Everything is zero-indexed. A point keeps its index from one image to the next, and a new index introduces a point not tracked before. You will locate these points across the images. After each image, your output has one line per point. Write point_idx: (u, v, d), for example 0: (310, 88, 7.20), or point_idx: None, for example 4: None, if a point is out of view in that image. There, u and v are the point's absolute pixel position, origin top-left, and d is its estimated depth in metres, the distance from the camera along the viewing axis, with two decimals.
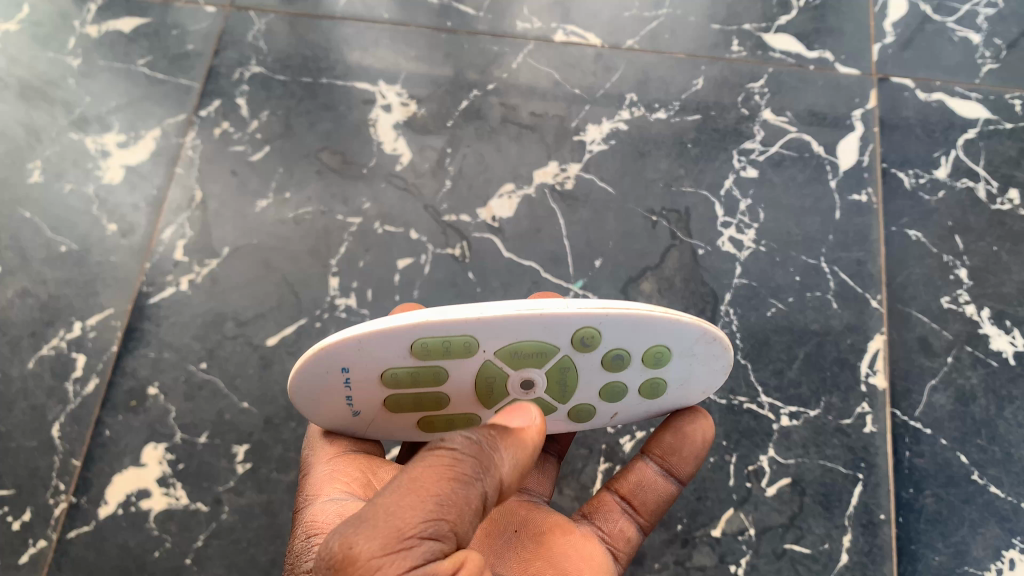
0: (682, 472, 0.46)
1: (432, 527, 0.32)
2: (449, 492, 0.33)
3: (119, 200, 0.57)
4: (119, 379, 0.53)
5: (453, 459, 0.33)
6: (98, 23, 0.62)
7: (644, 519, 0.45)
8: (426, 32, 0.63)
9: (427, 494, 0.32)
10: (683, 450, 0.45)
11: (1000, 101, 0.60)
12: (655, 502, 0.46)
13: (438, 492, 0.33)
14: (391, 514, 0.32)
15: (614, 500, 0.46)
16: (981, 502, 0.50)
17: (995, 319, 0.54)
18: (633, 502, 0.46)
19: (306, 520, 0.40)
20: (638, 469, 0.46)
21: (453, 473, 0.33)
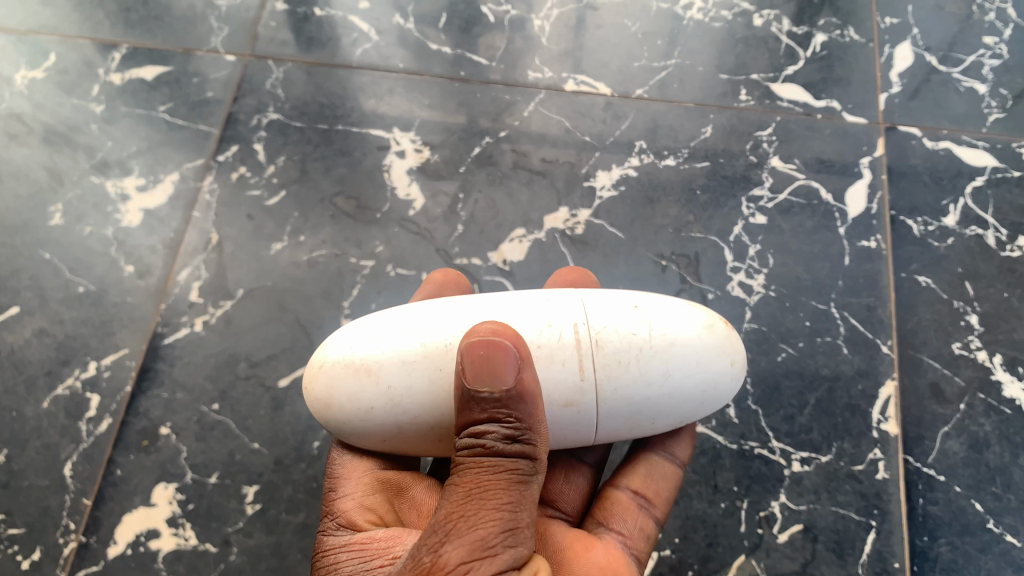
0: (684, 455, 0.46)
1: (508, 533, 0.34)
2: (516, 496, 0.35)
3: (137, 242, 0.58)
4: (131, 419, 0.53)
5: (510, 465, 0.35)
6: (121, 71, 0.64)
7: (659, 510, 0.45)
8: (440, 81, 0.64)
9: (498, 502, 0.34)
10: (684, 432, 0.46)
11: (1007, 150, 0.61)
12: (666, 491, 0.46)
13: (504, 498, 0.35)
14: (469, 525, 0.34)
15: (629, 499, 0.45)
16: (996, 552, 0.49)
17: (1008, 365, 0.54)
18: (647, 495, 0.45)
19: (354, 543, 0.40)
20: (644, 461, 0.46)
21: (515, 476, 0.35)
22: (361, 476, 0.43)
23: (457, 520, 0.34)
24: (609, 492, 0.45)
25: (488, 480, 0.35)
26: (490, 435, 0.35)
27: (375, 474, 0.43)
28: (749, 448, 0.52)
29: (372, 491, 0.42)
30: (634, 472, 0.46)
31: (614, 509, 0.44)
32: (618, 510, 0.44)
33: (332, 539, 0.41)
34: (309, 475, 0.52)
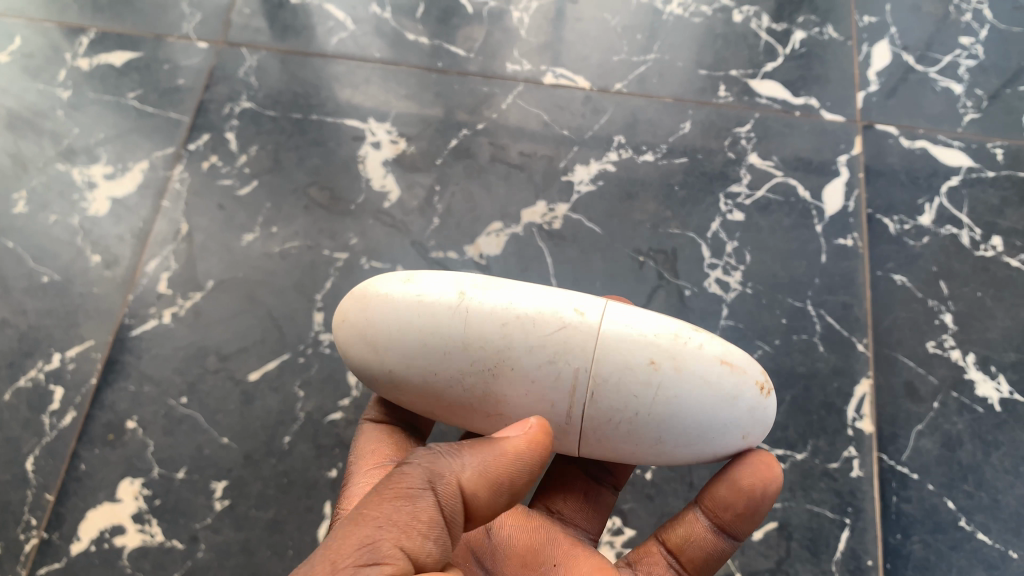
0: (735, 529, 0.43)
1: (367, 550, 0.32)
2: (392, 513, 0.33)
3: (104, 232, 0.57)
4: (97, 412, 0.52)
5: (401, 481, 0.34)
6: (89, 56, 0.63)
7: (692, 574, 0.43)
8: (416, 71, 0.63)
9: (364, 518, 0.33)
10: (736, 505, 0.42)
11: (982, 150, 0.61)
12: (706, 562, 0.43)
13: (382, 513, 0.33)
14: (334, 540, 0.32)
15: (660, 552, 0.44)
16: (968, 549, 0.50)
17: (981, 364, 0.54)
18: (681, 558, 0.43)
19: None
20: (687, 519, 0.43)
21: (397, 492, 0.34)
22: (368, 469, 0.43)
23: (328, 533, 0.33)
24: (651, 543, 0.45)
25: (376, 494, 0.34)
26: (411, 456, 0.36)
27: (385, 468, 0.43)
28: None
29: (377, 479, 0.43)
30: (679, 534, 0.43)
31: (645, 557, 0.44)
32: (648, 560, 0.44)
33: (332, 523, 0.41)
34: (279, 471, 0.51)
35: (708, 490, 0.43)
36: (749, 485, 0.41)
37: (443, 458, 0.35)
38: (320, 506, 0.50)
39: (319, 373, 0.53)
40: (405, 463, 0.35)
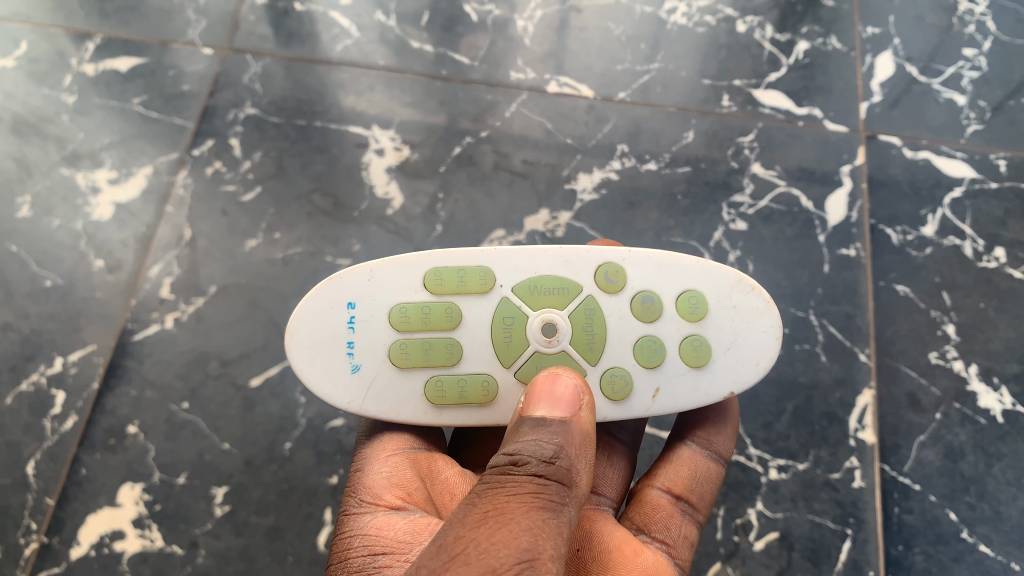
0: (726, 451, 0.45)
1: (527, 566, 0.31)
2: (540, 523, 0.33)
3: (108, 236, 0.57)
4: (98, 416, 0.52)
5: (538, 487, 0.33)
6: (94, 61, 0.63)
7: (701, 514, 0.44)
8: (421, 79, 0.64)
9: (515, 527, 0.32)
10: (727, 427, 0.45)
11: (985, 161, 0.61)
12: (708, 492, 0.44)
13: (532, 525, 0.32)
14: (484, 552, 0.31)
15: (670, 503, 0.44)
16: (970, 561, 0.50)
17: (983, 375, 0.54)
18: (691, 500, 0.44)
19: (366, 532, 0.39)
20: (688, 460, 0.45)
21: (539, 502, 0.33)
22: (387, 456, 0.42)
23: (479, 541, 0.31)
24: (652, 497, 0.44)
25: (511, 500, 0.33)
26: (528, 459, 0.34)
27: (404, 454, 0.43)
28: None
29: (401, 467, 0.42)
30: (675, 473, 0.44)
31: (658, 513, 0.43)
32: (661, 515, 0.43)
33: (349, 520, 0.40)
34: (280, 477, 0.50)
35: (687, 421, 0.46)
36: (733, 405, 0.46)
37: (562, 460, 0.35)
38: (320, 512, 0.50)
39: None
40: (525, 464, 0.34)
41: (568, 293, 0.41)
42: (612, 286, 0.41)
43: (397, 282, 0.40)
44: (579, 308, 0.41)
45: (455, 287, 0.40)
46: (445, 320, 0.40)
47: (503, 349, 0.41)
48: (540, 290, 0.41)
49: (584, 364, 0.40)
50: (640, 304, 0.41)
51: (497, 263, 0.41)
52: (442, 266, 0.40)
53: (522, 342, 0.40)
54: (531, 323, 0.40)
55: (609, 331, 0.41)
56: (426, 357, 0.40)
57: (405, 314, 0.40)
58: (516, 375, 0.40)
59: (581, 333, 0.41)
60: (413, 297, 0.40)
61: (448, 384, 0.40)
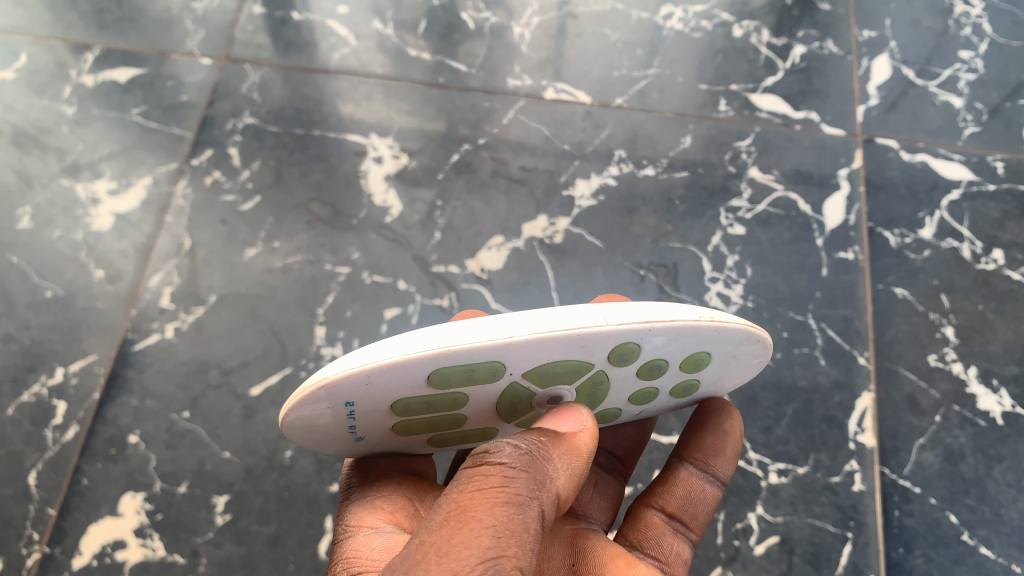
0: (725, 474, 0.44)
1: (492, 564, 0.30)
2: (506, 519, 0.31)
3: (108, 247, 0.57)
4: (99, 426, 0.52)
5: (506, 480, 0.32)
6: (94, 73, 0.63)
7: (695, 533, 0.44)
8: (419, 87, 0.64)
9: (477, 523, 0.31)
10: (726, 450, 0.44)
11: (982, 164, 0.62)
12: (703, 514, 0.44)
13: (499, 521, 0.31)
14: (443, 553, 0.30)
15: (663, 522, 0.43)
16: (971, 564, 0.49)
17: (982, 377, 0.54)
18: (683, 519, 0.44)
19: (348, 556, 0.38)
20: (683, 481, 0.44)
21: (506, 496, 0.32)
22: (375, 479, 0.42)
23: (439, 542, 0.30)
24: (646, 515, 0.44)
25: (480, 493, 0.32)
26: (503, 455, 0.33)
27: (392, 477, 0.42)
28: None
29: (388, 490, 0.41)
30: (670, 491, 0.44)
31: (650, 531, 0.43)
32: (653, 533, 0.43)
33: (336, 546, 0.40)
34: (280, 485, 0.51)
35: (687, 442, 0.44)
36: (732, 427, 0.44)
37: (538, 459, 0.34)
38: (321, 521, 0.50)
39: None
40: (500, 457, 0.33)
41: (582, 371, 0.33)
42: (622, 365, 0.34)
43: (396, 380, 0.31)
44: (584, 382, 0.35)
45: (463, 382, 0.32)
46: (453, 404, 0.34)
47: (508, 414, 0.37)
48: (546, 376, 0.33)
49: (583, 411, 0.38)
50: (649, 372, 0.35)
51: (513, 360, 0.31)
52: (449, 370, 0.31)
53: (528, 410, 0.37)
54: (538, 399, 0.35)
55: (612, 392, 0.37)
56: (432, 424, 0.37)
57: (410, 406, 0.34)
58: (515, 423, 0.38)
59: (581, 396, 0.36)
60: (417, 392, 0.33)
61: (453, 434, 0.39)
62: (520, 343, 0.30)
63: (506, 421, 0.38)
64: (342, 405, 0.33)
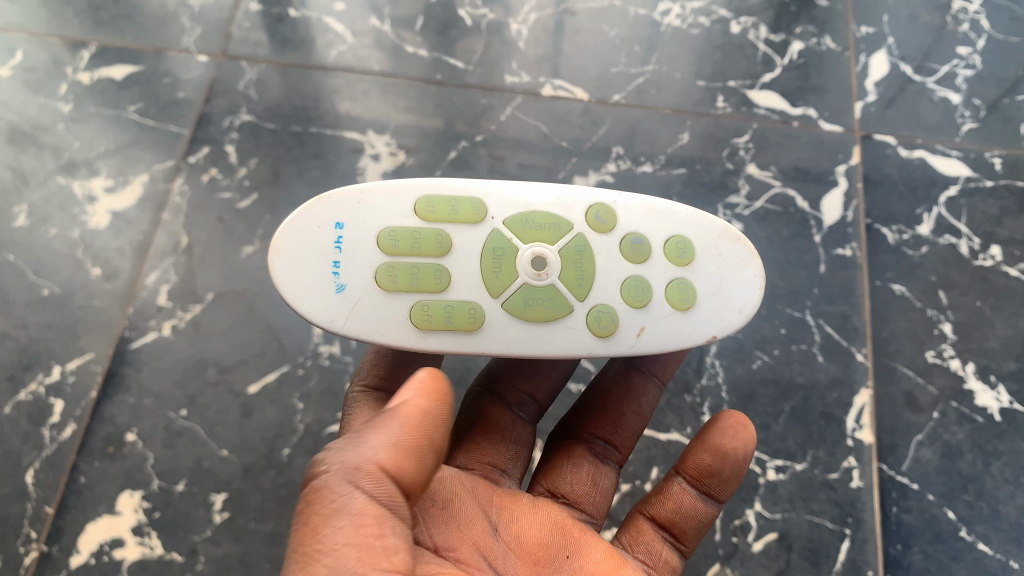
0: (721, 493, 0.43)
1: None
2: (338, 532, 0.31)
3: (104, 245, 0.57)
4: (96, 424, 0.52)
5: (319, 494, 0.33)
6: (90, 70, 0.63)
7: (685, 545, 0.44)
8: (416, 84, 0.64)
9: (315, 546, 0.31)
10: (724, 471, 0.43)
11: (980, 160, 0.62)
12: (694, 529, 0.43)
13: (332, 537, 0.31)
14: None
15: (653, 529, 0.44)
16: (969, 559, 0.50)
17: (980, 374, 0.54)
18: (674, 531, 0.43)
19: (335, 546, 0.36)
20: (675, 494, 0.44)
21: (328, 510, 0.32)
22: None
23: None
24: (639, 520, 0.44)
25: (314, 515, 0.32)
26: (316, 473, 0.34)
27: None
28: None
29: None
30: (663, 502, 0.44)
31: (640, 538, 0.43)
32: (642, 539, 0.43)
33: None
34: (278, 483, 0.51)
35: (686, 455, 0.44)
36: (737, 446, 0.43)
37: (348, 456, 0.33)
38: None
39: (318, 386, 0.53)
40: (312, 481, 0.33)
41: (559, 226, 0.38)
42: (605, 226, 0.38)
43: (389, 209, 0.38)
44: (569, 245, 0.38)
45: (447, 215, 0.38)
46: (435, 245, 0.37)
47: (494, 279, 0.38)
48: (532, 214, 0.38)
49: (569, 301, 0.38)
50: (630, 246, 0.38)
51: (491, 190, 0.38)
52: (436, 194, 0.38)
53: (512, 274, 0.38)
54: (522, 254, 0.38)
55: (598, 271, 0.38)
56: (414, 281, 0.37)
57: (395, 238, 0.37)
58: (504, 302, 0.38)
59: (568, 269, 0.38)
60: (404, 221, 0.38)
61: (439, 310, 0.37)
62: (501, 188, 0.38)
63: (490, 292, 0.38)
64: (332, 230, 0.37)
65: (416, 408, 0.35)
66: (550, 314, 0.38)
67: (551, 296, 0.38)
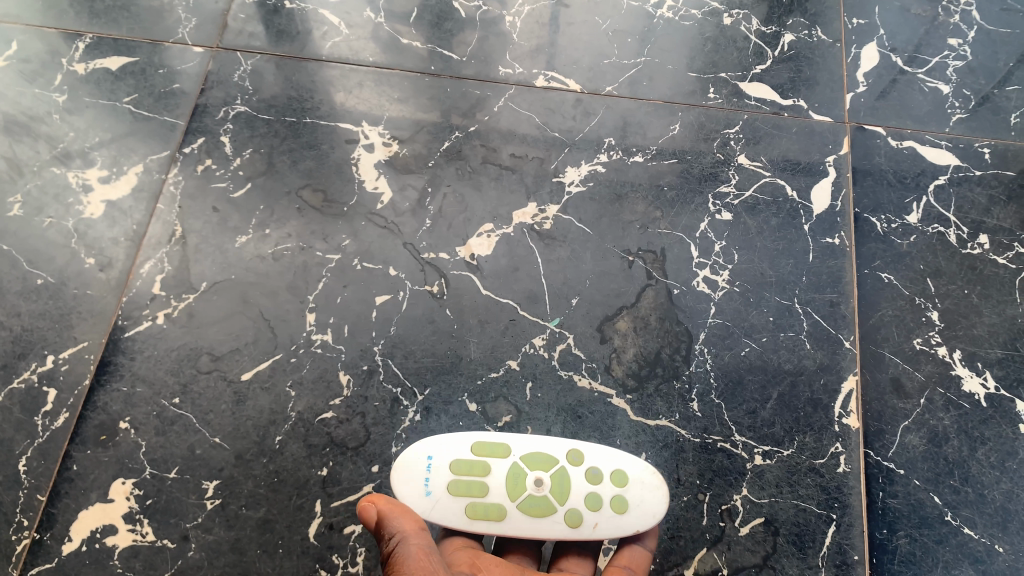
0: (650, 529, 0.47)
1: None
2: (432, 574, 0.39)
3: (99, 235, 0.57)
4: (90, 413, 0.52)
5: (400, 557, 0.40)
6: (85, 61, 0.63)
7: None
8: (410, 75, 0.64)
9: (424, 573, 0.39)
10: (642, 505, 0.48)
11: (969, 150, 0.62)
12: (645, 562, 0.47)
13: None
14: None
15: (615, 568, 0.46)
16: (954, 544, 0.50)
17: (967, 360, 0.55)
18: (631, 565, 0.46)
19: None
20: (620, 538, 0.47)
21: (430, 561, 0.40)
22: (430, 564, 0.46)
23: None
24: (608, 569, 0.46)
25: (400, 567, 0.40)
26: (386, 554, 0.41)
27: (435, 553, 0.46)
28: (712, 441, 0.52)
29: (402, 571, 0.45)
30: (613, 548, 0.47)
31: None
32: None
33: None
34: (270, 469, 0.51)
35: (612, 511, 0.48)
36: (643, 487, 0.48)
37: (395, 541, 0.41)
38: (310, 504, 0.50)
39: (310, 373, 0.53)
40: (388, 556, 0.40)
41: (552, 462, 0.47)
42: (580, 461, 0.48)
43: (456, 444, 0.47)
44: (555, 470, 0.47)
45: (488, 451, 0.47)
46: (480, 468, 0.47)
47: (521, 499, 0.46)
48: (540, 459, 0.47)
49: (552, 504, 0.46)
50: (591, 470, 0.47)
51: (515, 439, 0.48)
52: (483, 436, 0.48)
53: (518, 490, 0.47)
54: (529, 476, 0.47)
55: (574, 489, 0.47)
56: (467, 489, 0.46)
57: (457, 463, 0.47)
58: (518, 509, 0.46)
59: (547, 484, 0.47)
60: (462, 452, 0.47)
61: (483, 509, 0.46)
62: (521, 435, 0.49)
63: (512, 501, 0.46)
64: (424, 459, 0.47)
65: (385, 502, 0.43)
66: (541, 514, 0.46)
67: (538, 501, 0.46)
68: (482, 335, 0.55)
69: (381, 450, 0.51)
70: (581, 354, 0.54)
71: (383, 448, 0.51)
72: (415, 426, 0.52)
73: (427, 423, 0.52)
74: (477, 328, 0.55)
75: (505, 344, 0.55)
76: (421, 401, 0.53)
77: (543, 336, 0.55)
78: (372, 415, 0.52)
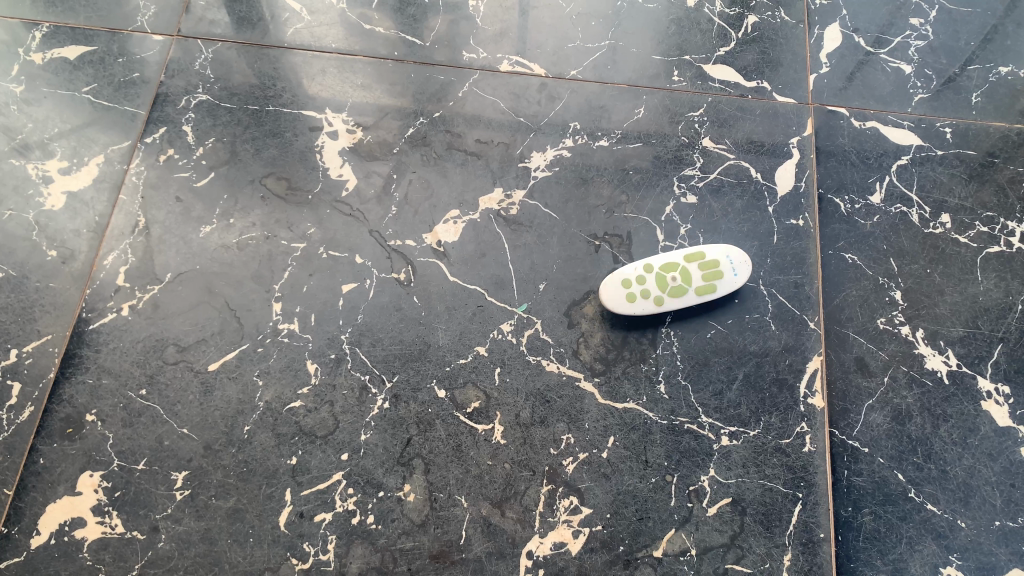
0: None
1: None
2: None
3: (60, 227, 0.56)
4: (54, 406, 0.51)
5: None
6: (42, 50, 0.62)
7: None
8: (374, 61, 0.64)
9: None
10: None
11: (931, 129, 0.63)
12: None
13: None
14: None
15: None
16: (918, 520, 0.51)
17: (929, 339, 0.56)
18: None
19: None
20: None
21: None
22: None
23: None
24: None
25: None
26: None
27: None
28: (680, 423, 0.53)
29: None
30: None
31: None
32: None
33: None
34: (239, 460, 0.51)
35: None
36: None
37: None
38: (280, 493, 0.50)
39: (278, 363, 0.53)
40: None
41: (668, 286, 0.54)
42: (630, 283, 0.53)
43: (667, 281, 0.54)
44: (659, 297, 0.54)
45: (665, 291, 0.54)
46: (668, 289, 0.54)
47: (705, 263, 0.55)
48: (656, 264, 0.54)
49: (688, 284, 0.54)
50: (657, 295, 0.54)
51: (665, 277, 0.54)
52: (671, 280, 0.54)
53: (670, 294, 0.54)
54: (692, 269, 0.54)
55: (663, 291, 0.54)
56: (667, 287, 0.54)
57: (673, 289, 0.54)
58: (701, 282, 0.54)
59: (677, 278, 0.54)
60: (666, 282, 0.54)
61: (695, 252, 0.55)
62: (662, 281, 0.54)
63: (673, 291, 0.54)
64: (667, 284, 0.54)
65: None
66: (661, 295, 0.54)
67: (690, 271, 0.54)
68: (450, 322, 0.55)
69: (351, 438, 0.51)
70: (548, 339, 0.54)
71: (352, 436, 0.51)
72: (384, 413, 0.52)
73: (395, 410, 0.52)
74: (445, 315, 0.55)
75: (474, 330, 0.55)
76: (389, 388, 0.53)
77: (511, 321, 0.55)
78: (341, 403, 0.52)
